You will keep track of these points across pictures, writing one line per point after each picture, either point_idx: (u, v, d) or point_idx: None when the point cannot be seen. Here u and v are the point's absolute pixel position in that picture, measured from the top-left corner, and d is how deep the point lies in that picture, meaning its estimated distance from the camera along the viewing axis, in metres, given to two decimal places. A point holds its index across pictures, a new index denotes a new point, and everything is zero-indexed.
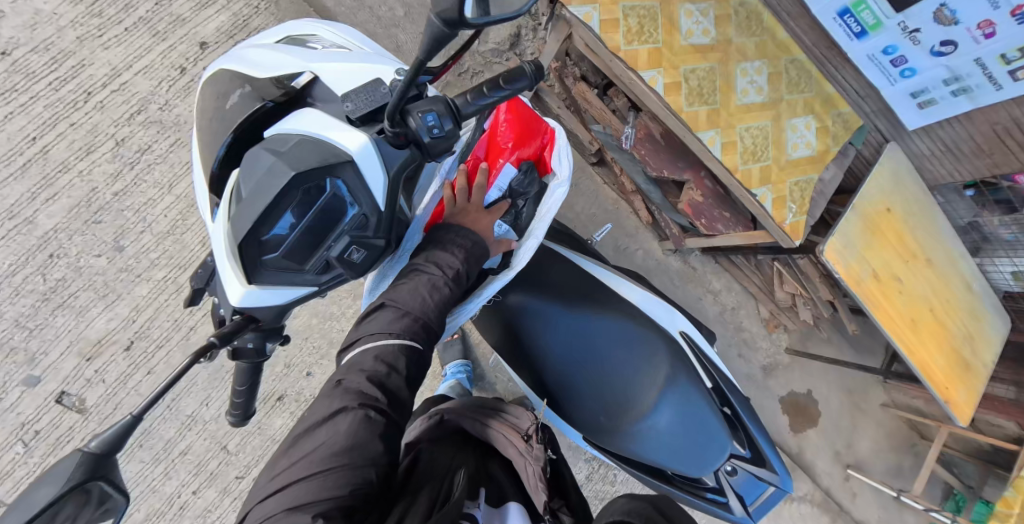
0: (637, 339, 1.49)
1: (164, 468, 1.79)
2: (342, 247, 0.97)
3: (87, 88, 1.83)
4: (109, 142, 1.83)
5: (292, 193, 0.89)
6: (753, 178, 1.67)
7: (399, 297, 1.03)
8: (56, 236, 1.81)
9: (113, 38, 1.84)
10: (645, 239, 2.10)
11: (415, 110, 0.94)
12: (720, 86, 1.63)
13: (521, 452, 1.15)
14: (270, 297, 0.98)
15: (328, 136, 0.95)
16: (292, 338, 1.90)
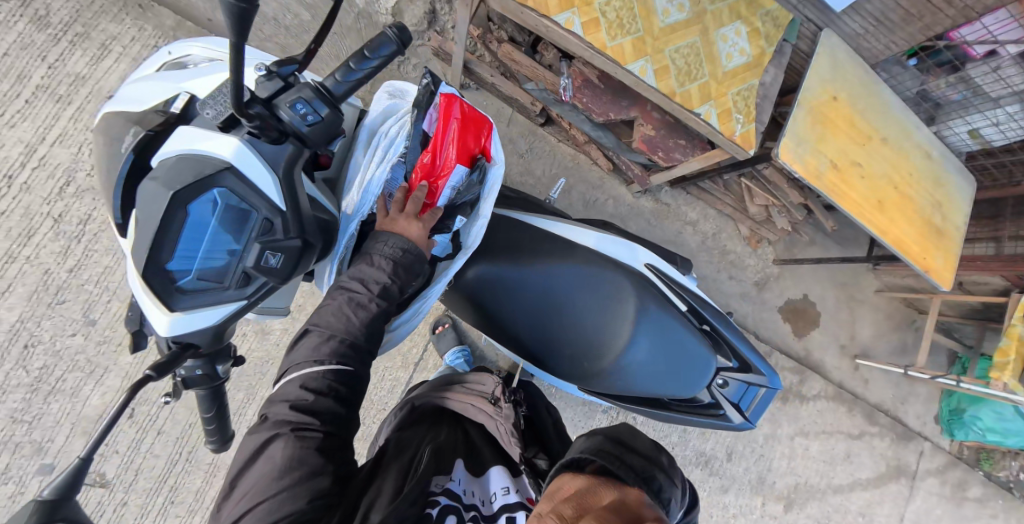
0: (605, 281, 1.55)
1: (201, 517, 1.72)
2: (256, 254, 1.07)
3: (6, 171, 1.71)
4: (47, 221, 1.73)
5: (180, 210, 0.99)
6: (693, 98, 1.74)
7: (324, 323, 1.09)
8: (24, 326, 1.71)
9: (16, 114, 1.73)
10: (611, 187, 2.09)
11: (283, 104, 1.07)
12: (639, 12, 1.66)
13: (492, 414, 1.36)
14: (201, 319, 1.06)
15: (200, 149, 1.03)
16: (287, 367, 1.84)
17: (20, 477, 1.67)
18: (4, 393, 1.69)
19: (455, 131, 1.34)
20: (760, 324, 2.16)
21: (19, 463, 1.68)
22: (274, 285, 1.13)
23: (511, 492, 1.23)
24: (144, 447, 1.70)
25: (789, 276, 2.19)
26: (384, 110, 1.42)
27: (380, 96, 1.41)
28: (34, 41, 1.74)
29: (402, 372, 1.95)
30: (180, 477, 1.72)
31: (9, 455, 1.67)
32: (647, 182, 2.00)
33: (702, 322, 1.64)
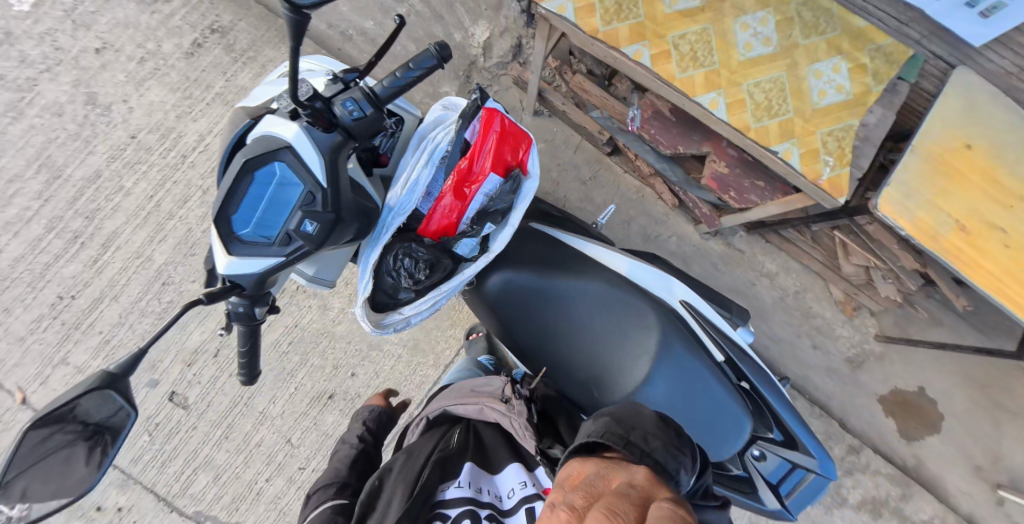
0: (632, 310, 1.54)
1: (245, 457, 1.91)
2: (297, 220, 1.20)
3: (183, 152, 2.15)
4: (200, 193, 2.13)
5: (247, 176, 1.15)
6: (771, 134, 1.69)
7: (337, 461, 1.56)
8: (166, 268, 2.09)
9: (199, 112, 2.17)
10: (675, 224, 2.24)
11: (337, 101, 1.29)
12: (716, 45, 1.71)
13: (505, 411, 1.42)
14: (244, 269, 1.19)
15: (275, 132, 1.21)
16: (334, 340, 1.98)
17: None
18: (140, 317, 2.07)
19: (492, 143, 1.50)
20: (804, 372, 2.25)
21: None
22: (308, 251, 1.24)
23: (528, 484, 1.34)
24: (216, 386, 1.95)
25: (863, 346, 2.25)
26: (436, 119, 1.54)
27: (435, 108, 1.54)
28: (221, 61, 2.19)
29: (434, 372, 2.00)
30: (236, 418, 1.94)
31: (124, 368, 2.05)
32: (715, 222, 2.08)
33: (741, 378, 1.59)
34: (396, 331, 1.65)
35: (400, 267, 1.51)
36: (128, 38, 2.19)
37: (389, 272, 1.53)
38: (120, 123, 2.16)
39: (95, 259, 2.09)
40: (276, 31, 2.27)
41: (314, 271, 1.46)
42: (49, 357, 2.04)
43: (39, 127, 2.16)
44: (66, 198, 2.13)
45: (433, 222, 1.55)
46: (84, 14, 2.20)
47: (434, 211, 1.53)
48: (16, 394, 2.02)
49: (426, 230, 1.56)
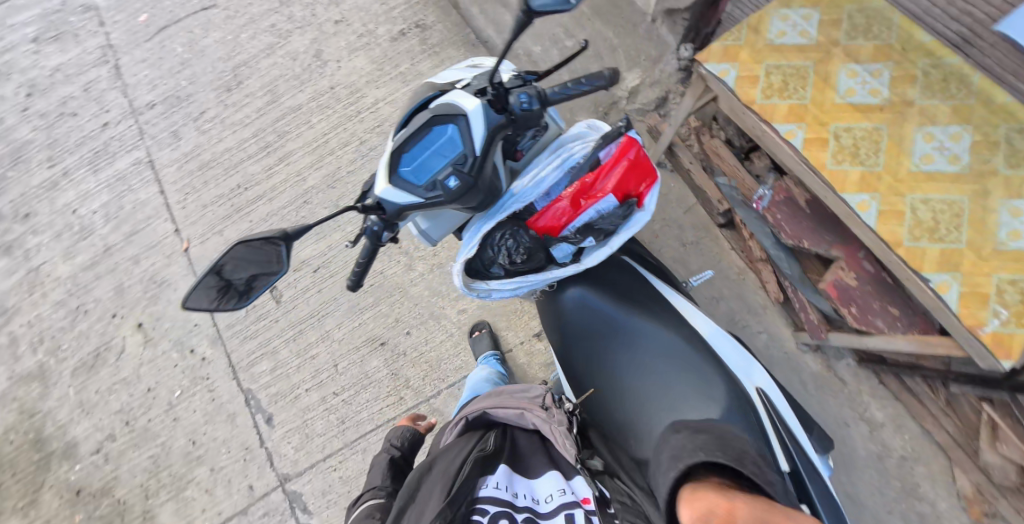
0: (703, 376, 1.55)
1: (299, 363, 2.30)
2: (444, 172, 1.29)
3: (360, 107, 2.29)
4: (356, 142, 2.26)
5: (425, 127, 1.26)
6: (927, 258, 1.43)
7: (374, 475, 1.78)
8: (313, 192, 2.26)
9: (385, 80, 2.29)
10: (770, 320, 2.23)
11: (514, 91, 1.36)
12: (886, 147, 1.54)
13: (545, 418, 1.46)
14: (393, 198, 1.30)
15: (458, 101, 1.29)
16: (404, 298, 2.31)
17: None
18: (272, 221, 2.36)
19: (621, 168, 1.53)
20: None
21: None
22: (443, 203, 1.32)
23: (567, 492, 1.38)
24: (306, 295, 2.35)
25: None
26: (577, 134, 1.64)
27: (579, 124, 1.64)
28: (413, 50, 2.28)
29: (472, 361, 2.22)
30: (304, 329, 2.32)
31: None
32: (822, 334, 2.02)
33: (803, 499, 1.38)
34: (477, 297, 1.72)
35: (505, 247, 1.59)
36: (359, 17, 2.37)
37: (493, 247, 1.59)
38: (328, 75, 2.35)
39: (270, 167, 2.32)
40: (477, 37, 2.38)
41: (427, 227, 1.56)
42: (215, 225, 2.33)
43: (279, 64, 2.41)
44: (258, 106, 2.40)
45: (543, 219, 1.58)
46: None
47: (549, 209, 1.56)
48: (184, 242, 2.35)
49: (535, 224, 1.60)
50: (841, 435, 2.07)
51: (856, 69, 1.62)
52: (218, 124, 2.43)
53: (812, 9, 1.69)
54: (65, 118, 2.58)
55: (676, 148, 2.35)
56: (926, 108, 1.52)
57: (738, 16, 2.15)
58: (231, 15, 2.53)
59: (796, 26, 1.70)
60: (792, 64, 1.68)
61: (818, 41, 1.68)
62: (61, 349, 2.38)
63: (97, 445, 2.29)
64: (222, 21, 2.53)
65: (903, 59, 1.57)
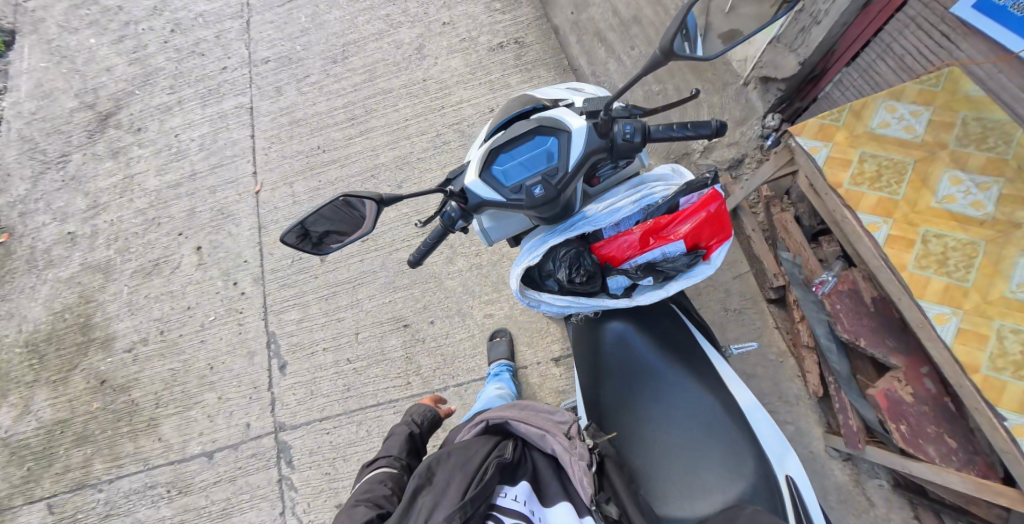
0: (732, 449, 1.75)
1: (325, 322, 2.41)
2: (534, 180, 1.70)
3: (445, 102, 2.42)
4: (432, 133, 2.39)
5: (529, 136, 1.69)
6: (1007, 395, 1.53)
7: (391, 443, 1.87)
8: (381, 169, 2.40)
9: (474, 84, 2.42)
10: (801, 414, 2.10)
11: (620, 122, 1.72)
12: (980, 265, 1.63)
13: (565, 447, 1.54)
14: (479, 190, 1.76)
15: (563, 119, 1.71)
16: (439, 290, 2.38)
17: None
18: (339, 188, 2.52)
19: (698, 219, 1.81)
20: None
21: None
22: (523, 205, 1.73)
23: None
24: (349, 260, 2.47)
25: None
26: (662, 176, 2.00)
27: (665, 168, 2.00)
28: (508, 62, 2.41)
29: (485, 367, 2.25)
30: (338, 292, 2.44)
31: None
32: (859, 447, 1.86)
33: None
34: (530, 304, 2.01)
35: (566, 263, 1.90)
36: (465, 23, 2.53)
37: (555, 261, 1.91)
38: (424, 68, 2.51)
39: (350, 137, 2.50)
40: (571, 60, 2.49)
41: (489, 226, 1.97)
42: (286, 177, 2.54)
43: (383, 49, 2.61)
44: (356, 82, 2.59)
45: (609, 247, 1.90)
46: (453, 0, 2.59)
47: (617, 240, 1.88)
48: (257, 186, 2.57)
49: (599, 249, 1.92)
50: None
51: (961, 177, 1.69)
52: (315, 89, 2.64)
53: (924, 106, 1.76)
54: (194, 56, 2.89)
55: (740, 211, 2.30)
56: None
57: (837, 97, 2.15)
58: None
59: (902, 120, 1.80)
60: (891, 157, 1.81)
61: (924, 140, 1.76)
62: (130, 250, 2.64)
63: (130, 345, 2.51)
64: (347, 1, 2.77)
65: (1016, 177, 1.59)
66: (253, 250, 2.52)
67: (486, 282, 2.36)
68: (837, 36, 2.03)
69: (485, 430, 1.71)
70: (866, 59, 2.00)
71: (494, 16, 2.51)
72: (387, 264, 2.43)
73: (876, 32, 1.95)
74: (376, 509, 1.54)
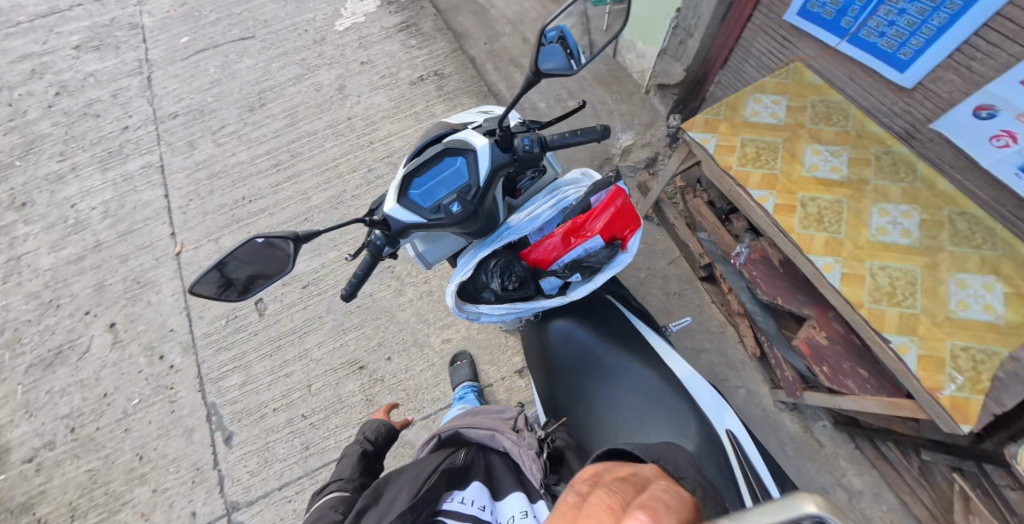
0: (677, 418, 1.72)
1: (272, 380, 2.24)
2: (450, 198, 1.70)
3: (371, 139, 2.44)
4: (362, 169, 2.39)
5: (440, 158, 1.68)
6: (888, 321, 1.70)
7: (344, 465, 1.76)
8: (315, 211, 2.33)
9: (399, 116, 2.47)
10: (749, 376, 2.21)
11: (518, 137, 1.82)
12: (848, 220, 1.86)
13: (514, 440, 1.56)
14: (399, 215, 1.69)
15: (468, 139, 1.73)
16: (391, 324, 2.31)
17: None
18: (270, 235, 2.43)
19: (609, 214, 1.87)
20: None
21: None
22: (444, 223, 1.72)
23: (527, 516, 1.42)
24: (291, 310, 2.35)
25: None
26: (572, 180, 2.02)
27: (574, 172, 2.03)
28: (430, 93, 2.49)
29: (449, 393, 2.19)
30: (284, 345, 2.29)
31: None
32: (798, 395, 2.03)
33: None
34: (467, 320, 1.94)
35: (499, 271, 1.87)
36: (385, 61, 2.61)
37: (488, 271, 1.87)
38: (348, 106, 2.53)
39: (277, 184, 2.41)
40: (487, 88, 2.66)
41: (425, 249, 1.92)
42: (211, 233, 2.39)
43: (303, 93, 2.59)
44: (278, 127, 2.53)
45: (536, 250, 1.92)
46: (368, 41, 2.67)
47: (541, 242, 1.91)
48: (177, 246, 2.39)
49: (529, 255, 1.94)
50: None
51: (820, 149, 1.95)
52: (234, 139, 2.55)
53: (782, 95, 2.03)
54: (88, 119, 2.71)
55: (663, 205, 2.48)
56: (880, 188, 1.87)
57: (720, 96, 2.44)
58: (266, 46, 2.74)
59: (768, 108, 2.03)
60: (766, 140, 1.99)
61: (787, 122, 2.00)
62: (22, 342, 2.32)
63: (32, 452, 2.16)
64: (259, 51, 2.74)
65: (859, 145, 1.92)
66: (180, 316, 2.33)
67: (438, 307, 2.34)
68: (709, 46, 2.35)
69: (438, 445, 1.68)
70: (735, 62, 2.30)
71: (411, 51, 2.61)
72: (331, 307, 2.34)
73: (736, 42, 2.25)
74: None
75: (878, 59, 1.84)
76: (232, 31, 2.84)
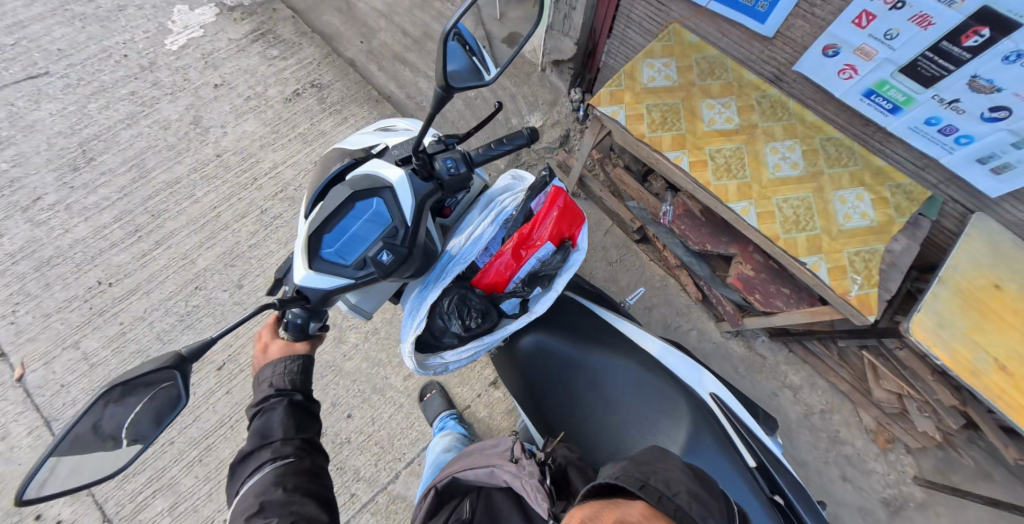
0: (662, 401, 1.54)
1: (210, 488, 2.02)
2: (375, 248, 1.28)
3: (255, 176, 2.59)
4: (256, 211, 2.52)
5: (348, 203, 1.25)
6: (800, 247, 1.93)
7: (268, 418, 1.24)
8: (204, 274, 2.40)
9: (280, 145, 2.66)
10: (696, 317, 2.43)
11: (439, 157, 1.40)
12: (749, 162, 2.02)
13: (515, 472, 1.31)
14: (317, 283, 1.28)
15: (380, 172, 1.32)
16: (341, 378, 2.07)
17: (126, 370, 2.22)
18: (165, 315, 2.33)
19: (554, 217, 1.50)
20: (827, 496, 2.22)
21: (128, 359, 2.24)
22: (376, 278, 1.31)
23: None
24: (211, 400, 2.14)
25: (903, 486, 2.23)
26: (504, 186, 1.60)
27: (505, 176, 1.60)
28: (312, 109, 2.75)
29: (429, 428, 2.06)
30: (217, 440, 2.09)
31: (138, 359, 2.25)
32: (739, 321, 2.26)
33: (774, 491, 1.46)
34: (434, 375, 1.59)
35: (455, 311, 1.47)
36: (244, 81, 2.80)
37: (442, 314, 1.47)
38: (212, 142, 2.66)
39: (143, 253, 2.42)
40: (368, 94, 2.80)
41: (358, 300, 1.46)
42: (63, 338, 2.27)
43: (144, 135, 2.67)
44: (113, 193, 2.54)
45: (486, 275, 1.51)
46: (216, 59, 2.86)
47: (490, 265, 1.50)
48: (15, 369, 2.21)
49: (480, 281, 1.52)
50: (773, 405, 2.33)
51: (712, 103, 2.09)
52: (59, 212, 2.50)
53: (670, 58, 2.13)
54: None
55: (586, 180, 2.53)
56: (766, 129, 2.06)
57: (613, 64, 2.54)
58: (71, 85, 2.77)
59: (661, 72, 2.12)
60: (667, 103, 2.09)
61: (680, 83, 2.11)
62: None
63: None
64: (60, 90, 2.76)
65: (742, 94, 2.09)
66: None
67: (390, 344, 2.13)
68: (593, 17, 2.43)
69: (438, 498, 1.42)
70: (619, 30, 2.39)
71: (276, 64, 2.85)
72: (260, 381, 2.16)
73: (616, 8, 2.33)
74: None
75: (741, 12, 1.99)
76: (15, 68, 2.79)
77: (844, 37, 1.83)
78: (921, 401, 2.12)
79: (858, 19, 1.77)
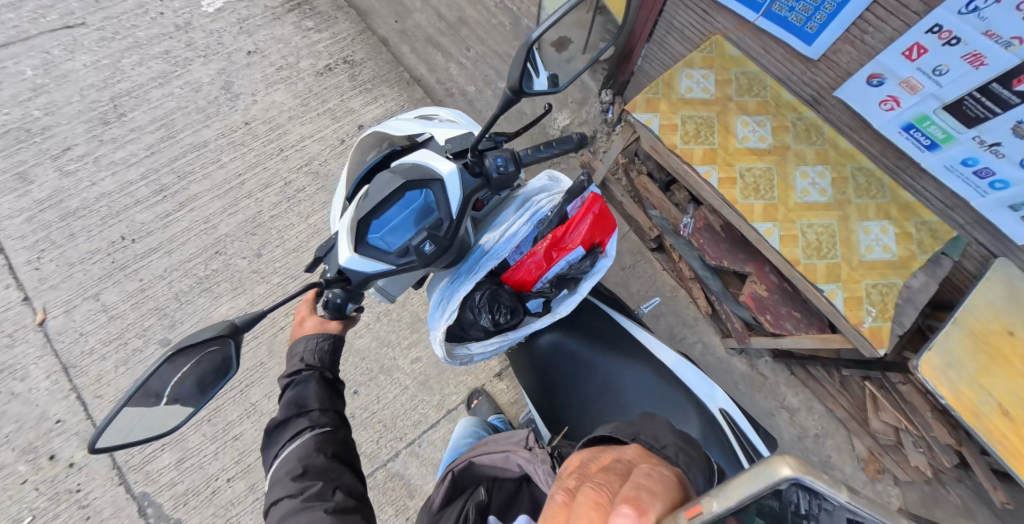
0: (672, 412, 1.58)
1: (217, 447, 2.14)
2: (419, 238, 1.29)
3: (282, 147, 2.61)
4: (280, 183, 2.54)
5: (400, 192, 1.26)
6: (818, 273, 1.94)
7: (304, 389, 1.31)
8: (224, 240, 2.44)
9: (308, 118, 2.66)
10: (703, 330, 2.47)
11: (489, 155, 1.39)
12: (777, 184, 2.04)
13: (528, 459, 1.30)
14: (360, 267, 1.28)
15: (430, 163, 1.32)
16: (351, 356, 2.22)
17: (143, 327, 2.30)
18: (183, 277, 2.38)
19: (588, 223, 1.51)
20: None
21: (145, 316, 2.31)
22: (416, 267, 1.32)
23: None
24: None
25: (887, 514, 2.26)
26: (541, 186, 1.58)
27: (541, 176, 1.59)
28: (343, 85, 2.74)
29: (433, 412, 2.16)
30: (226, 403, 2.20)
31: (155, 317, 2.31)
32: (746, 340, 2.27)
33: None
34: (460, 364, 1.60)
35: (486, 305, 1.49)
36: (278, 49, 2.80)
37: (473, 307, 1.50)
38: (241, 109, 2.67)
39: (168, 213, 2.47)
40: (401, 72, 2.79)
41: (385, 283, 1.45)
42: (84, 289, 2.33)
43: (174, 96, 2.68)
44: (140, 152, 2.57)
45: (516, 273, 1.55)
46: (252, 25, 2.84)
47: (520, 264, 1.53)
48: (38, 314, 2.28)
49: (509, 278, 1.56)
50: (768, 423, 2.38)
51: (747, 120, 2.09)
52: (86, 164, 2.55)
53: (708, 69, 2.13)
54: None
55: (609, 183, 2.56)
56: (798, 152, 2.05)
57: (648, 70, 2.52)
58: (105, 37, 2.77)
59: (699, 83, 2.12)
60: (701, 115, 2.11)
61: (717, 96, 2.11)
62: None
63: None
64: (94, 43, 2.76)
65: (777, 113, 2.08)
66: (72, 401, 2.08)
67: (400, 326, 2.28)
68: (634, 20, 2.36)
69: (453, 485, 1.43)
70: (659, 35, 2.36)
71: (311, 35, 2.83)
72: (272, 349, 2.27)
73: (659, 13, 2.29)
74: (308, 497, 1.17)
75: (787, 30, 1.90)
76: (51, 16, 2.80)
77: (891, 67, 1.74)
78: (916, 436, 2.15)
79: (909, 50, 1.66)
